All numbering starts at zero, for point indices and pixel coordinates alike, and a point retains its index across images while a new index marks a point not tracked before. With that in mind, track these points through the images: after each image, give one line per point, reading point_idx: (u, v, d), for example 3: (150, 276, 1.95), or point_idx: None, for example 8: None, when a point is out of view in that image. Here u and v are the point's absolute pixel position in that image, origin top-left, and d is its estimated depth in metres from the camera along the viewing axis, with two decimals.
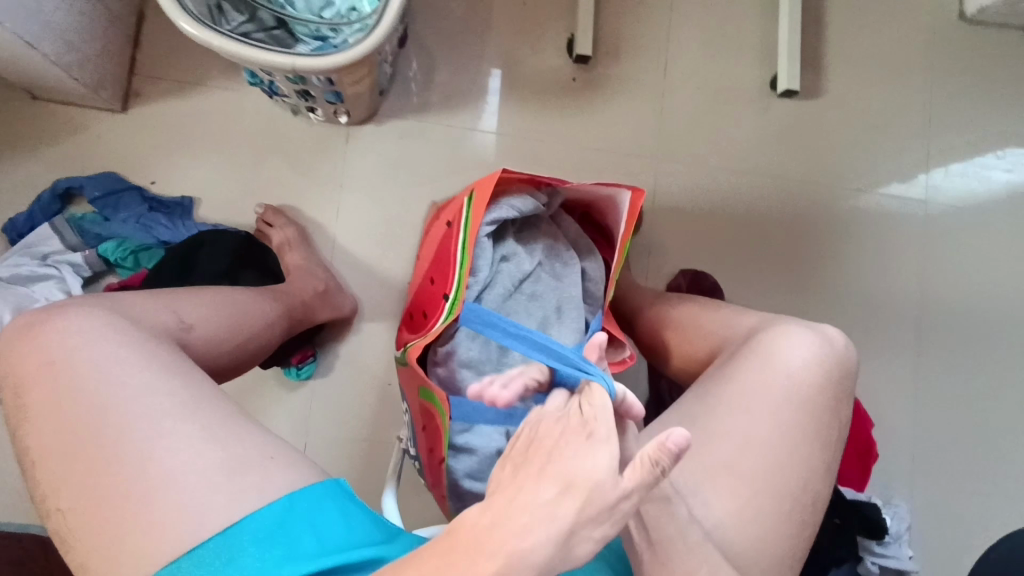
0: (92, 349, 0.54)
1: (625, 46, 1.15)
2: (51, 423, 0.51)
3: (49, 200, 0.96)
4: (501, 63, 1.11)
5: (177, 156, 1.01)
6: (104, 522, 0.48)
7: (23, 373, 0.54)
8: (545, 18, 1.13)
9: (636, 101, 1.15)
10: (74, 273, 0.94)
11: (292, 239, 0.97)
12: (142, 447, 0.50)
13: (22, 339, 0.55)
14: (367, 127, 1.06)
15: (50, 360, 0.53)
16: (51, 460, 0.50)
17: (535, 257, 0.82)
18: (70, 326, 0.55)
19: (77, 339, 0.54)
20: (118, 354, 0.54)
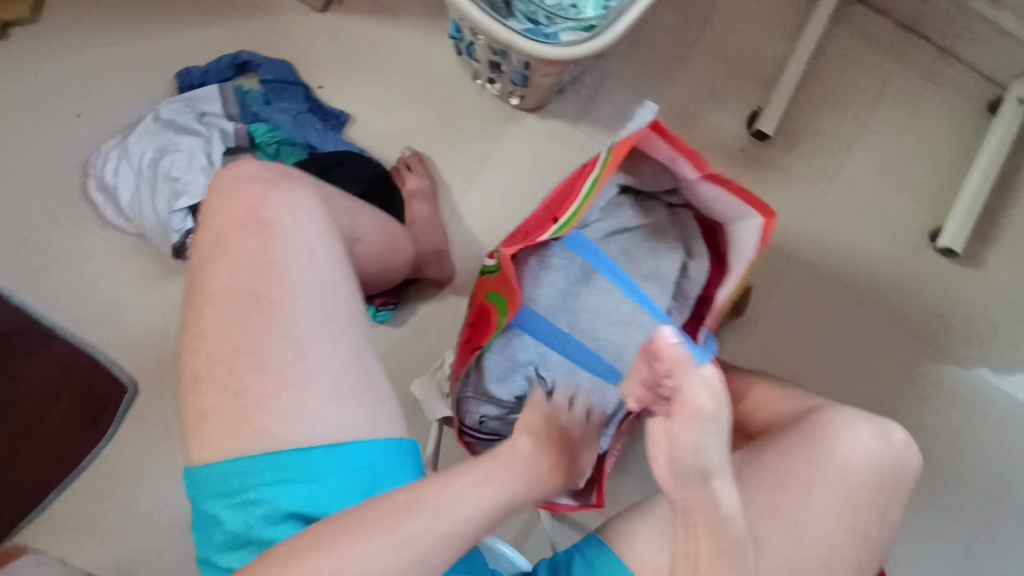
0: (288, 223, 0.62)
1: (803, 140, 1.11)
2: (230, 281, 0.59)
3: (226, 65, 0.99)
4: (678, 108, 1.09)
5: (351, 72, 1.04)
6: (247, 386, 0.56)
7: (220, 217, 0.62)
8: (739, 82, 1.10)
9: (790, 196, 1.11)
10: (220, 139, 0.97)
11: (420, 190, 0.97)
12: (295, 330, 0.57)
13: (242, 186, 0.63)
14: (531, 116, 1.06)
15: (251, 217, 0.61)
16: (221, 311, 0.58)
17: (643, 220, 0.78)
18: (271, 193, 0.63)
19: (276, 209, 0.62)
20: (305, 244, 0.61)
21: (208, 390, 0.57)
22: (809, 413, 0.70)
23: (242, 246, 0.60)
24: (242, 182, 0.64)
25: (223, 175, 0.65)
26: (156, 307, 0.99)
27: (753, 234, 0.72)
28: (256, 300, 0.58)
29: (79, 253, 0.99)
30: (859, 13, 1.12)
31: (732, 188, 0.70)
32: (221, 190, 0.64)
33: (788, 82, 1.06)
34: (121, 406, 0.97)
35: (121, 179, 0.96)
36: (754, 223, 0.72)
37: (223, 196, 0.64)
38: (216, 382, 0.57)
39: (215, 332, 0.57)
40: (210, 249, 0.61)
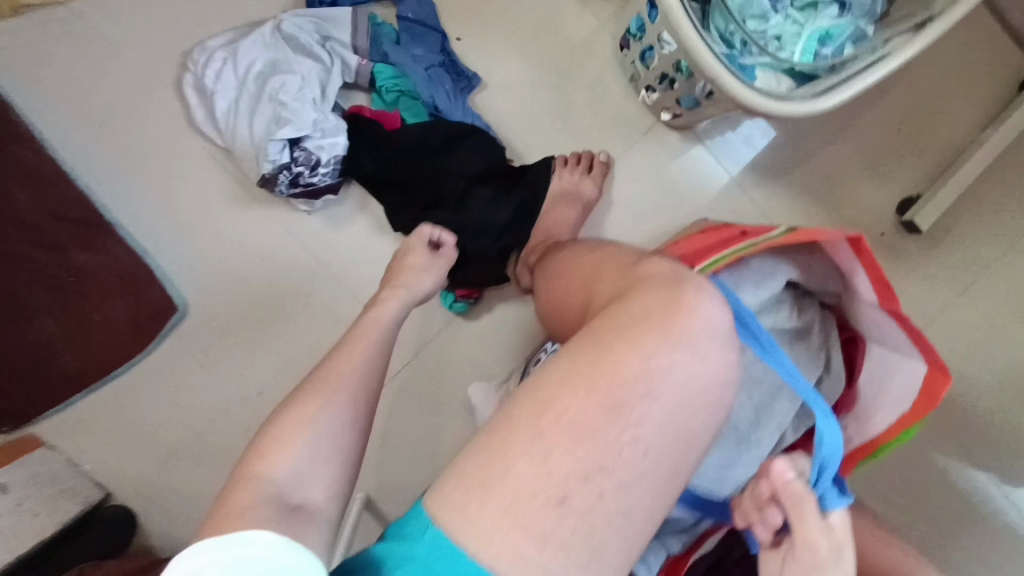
0: (706, 340, 0.46)
1: (951, 242, 1.01)
2: (610, 369, 0.44)
3: None
4: (828, 170, 0.99)
5: (498, 36, 0.93)
6: (544, 485, 0.42)
7: (633, 297, 0.48)
8: (903, 158, 0.99)
9: (920, 296, 1.00)
10: (340, 72, 0.87)
11: (575, 195, 0.89)
12: (630, 458, 0.43)
13: (692, 285, 0.48)
14: (673, 136, 0.96)
15: (671, 315, 0.46)
16: (587, 393, 0.43)
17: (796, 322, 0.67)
18: (707, 299, 0.48)
19: (709, 322, 0.46)
20: (705, 381, 0.45)
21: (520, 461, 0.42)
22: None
23: (641, 335, 0.45)
24: (669, 277, 0.50)
25: (650, 265, 0.52)
26: (228, 231, 0.92)
27: (911, 377, 0.65)
28: (621, 405, 0.43)
29: (161, 153, 0.90)
30: None
31: (908, 327, 0.62)
32: (643, 276, 0.51)
33: (962, 177, 0.95)
34: (167, 325, 0.91)
35: (222, 84, 0.85)
36: (916, 367, 0.65)
37: (645, 278, 0.50)
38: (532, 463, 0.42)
39: (561, 407, 0.43)
40: (606, 322, 0.46)
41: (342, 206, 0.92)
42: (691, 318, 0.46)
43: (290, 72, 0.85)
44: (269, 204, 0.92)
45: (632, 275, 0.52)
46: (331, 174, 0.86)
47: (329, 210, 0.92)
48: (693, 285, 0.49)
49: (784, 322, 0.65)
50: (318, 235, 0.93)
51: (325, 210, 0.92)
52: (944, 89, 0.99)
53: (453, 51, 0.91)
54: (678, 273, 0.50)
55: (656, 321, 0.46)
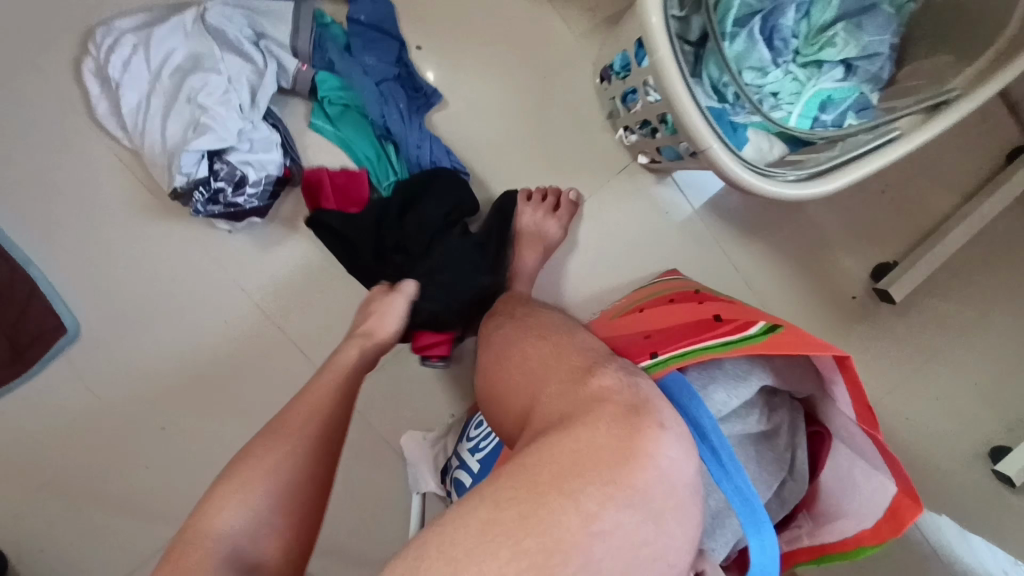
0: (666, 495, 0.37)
1: (922, 311, 0.97)
2: (538, 534, 0.33)
3: None
4: (805, 228, 0.93)
5: (465, 48, 0.81)
6: None
7: (577, 429, 0.38)
8: (884, 222, 0.94)
9: (885, 367, 0.96)
10: (275, 75, 0.74)
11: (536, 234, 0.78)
12: None
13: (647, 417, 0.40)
14: (648, 178, 0.87)
15: (626, 463, 0.37)
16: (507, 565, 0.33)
17: (762, 424, 0.60)
18: (669, 440, 0.39)
19: (667, 478, 0.37)
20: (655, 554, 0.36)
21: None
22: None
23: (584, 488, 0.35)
24: (624, 400, 0.41)
25: (600, 377, 0.43)
26: (132, 245, 0.78)
27: (878, 493, 0.58)
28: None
29: (52, 146, 0.76)
30: None
31: (881, 446, 0.55)
32: (592, 395, 0.41)
33: (943, 249, 0.89)
34: (49, 351, 0.77)
35: (129, 76, 0.72)
36: (884, 484, 0.57)
37: (595, 397, 0.41)
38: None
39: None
40: (541, 462, 0.36)
41: (271, 226, 0.81)
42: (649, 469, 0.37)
43: (213, 68, 0.72)
44: (184, 217, 0.78)
45: (579, 388, 0.42)
46: (259, 196, 0.74)
47: (254, 230, 0.80)
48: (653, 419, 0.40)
49: (749, 425, 0.58)
50: (241, 256, 0.80)
51: (250, 230, 0.80)
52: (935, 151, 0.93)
53: (411, 63, 0.79)
54: (636, 398, 0.41)
55: (603, 466, 0.36)
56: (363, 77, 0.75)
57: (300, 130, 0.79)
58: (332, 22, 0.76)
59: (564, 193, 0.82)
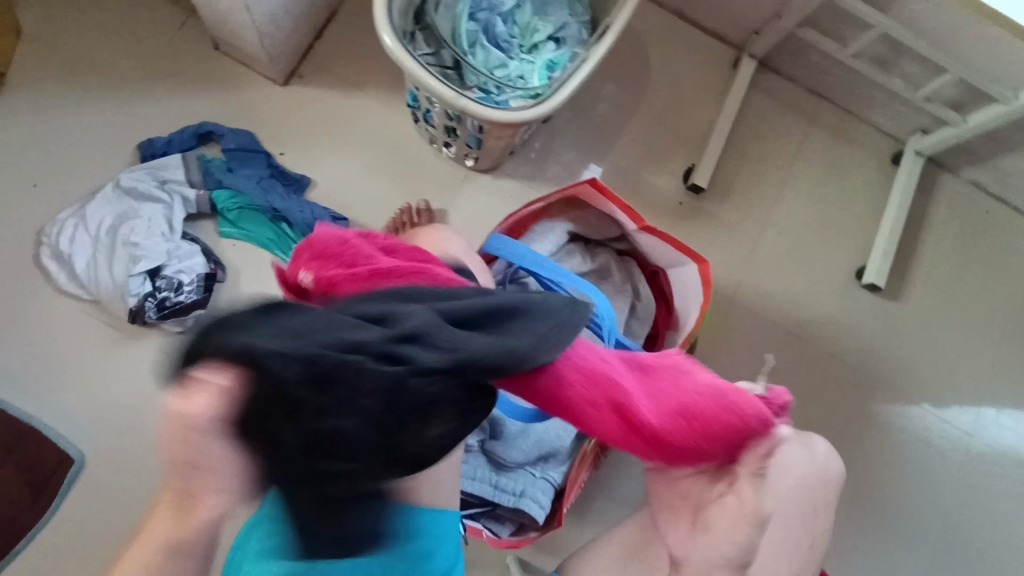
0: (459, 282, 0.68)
1: (736, 192, 1.22)
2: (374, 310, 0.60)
3: (189, 135, 1.03)
4: (618, 167, 1.19)
5: (315, 140, 1.09)
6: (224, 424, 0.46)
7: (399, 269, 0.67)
8: (673, 140, 1.21)
9: (729, 241, 1.21)
10: (182, 205, 0.99)
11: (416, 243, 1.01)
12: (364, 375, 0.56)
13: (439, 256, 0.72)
14: (485, 176, 1.14)
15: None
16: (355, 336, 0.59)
17: (591, 266, 0.81)
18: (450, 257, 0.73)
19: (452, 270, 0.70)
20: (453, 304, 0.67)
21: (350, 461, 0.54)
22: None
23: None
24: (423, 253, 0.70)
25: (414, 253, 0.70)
26: (109, 373, 0.97)
27: (691, 277, 0.78)
28: None
29: (30, 322, 0.97)
30: (775, 79, 1.26)
31: (664, 238, 0.76)
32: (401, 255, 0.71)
33: (716, 141, 1.18)
34: (66, 480, 0.92)
35: (77, 246, 0.96)
36: (691, 270, 0.78)
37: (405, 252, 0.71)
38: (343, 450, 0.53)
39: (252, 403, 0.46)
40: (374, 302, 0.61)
41: None
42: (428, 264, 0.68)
43: (135, 217, 0.97)
44: (145, 336, 0.98)
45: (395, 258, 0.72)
46: (196, 290, 0.96)
47: None
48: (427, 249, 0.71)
49: (579, 266, 0.80)
50: None
51: None
52: (681, 81, 1.23)
53: (278, 164, 1.06)
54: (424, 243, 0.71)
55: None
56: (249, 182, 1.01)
57: (212, 238, 1.02)
58: (213, 157, 1.03)
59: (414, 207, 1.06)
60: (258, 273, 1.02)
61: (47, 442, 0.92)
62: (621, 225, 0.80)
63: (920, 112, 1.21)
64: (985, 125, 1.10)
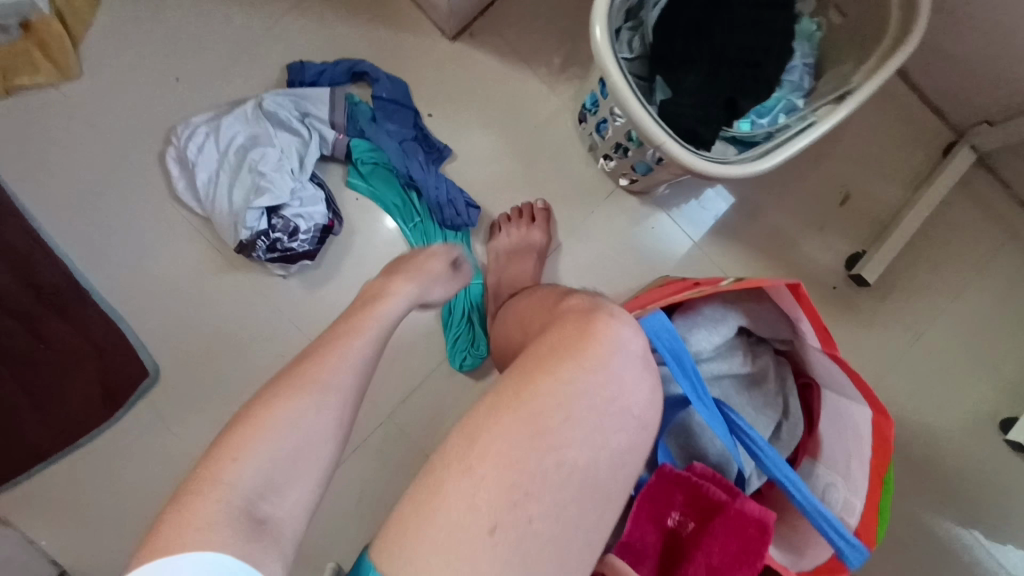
0: (625, 388, 0.52)
1: (897, 293, 1.07)
2: (537, 405, 0.49)
3: (341, 72, 0.94)
4: (777, 229, 1.06)
5: (467, 110, 0.99)
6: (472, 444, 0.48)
7: (552, 329, 0.54)
8: (847, 217, 1.06)
9: (873, 346, 1.06)
10: (318, 145, 0.92)
11: (528, 244, 0.95)
12: (543, 447, 0.48)
13: (597, 318, 0.54)
14: (631, 200, 1.02)
15: (584, 350, 0.51)
16: (512, 428, 0.48)
17: (748, 367, 0.70)
18: (618, 323, 0.54)
19: (626, 347, 0.54)
20: (637, 380, 0.53)
21: (330, 412, 0.54)
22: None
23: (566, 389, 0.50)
24: (583, 308, 0.56)
25: (569, 299, 0.58)
26: (201, 296, 0.92)
27: (859, 418, 0.67)
28: (549, 430, 0.49)
29: (137, 220, 0.92)
30: (983, 179, 1.09)
31: (848, 372, 0.64)
32: (562, 310, 0.57)
33: (900, 232, 1.02)
34: (134, 392, 0.89)
35: (203, 157, 0.90)
36: (862, 410, 0.67)
37: (563, 313, 0.56)
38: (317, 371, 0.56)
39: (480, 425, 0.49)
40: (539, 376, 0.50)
41: (320, 269, 0.94)
42: (607, 351, 0.52)
43: (268, 142, 0.90)
44: (244, 269, 0.93)
45: (554, 310, 0.58)
46: (310, 240, 0.90)
47: (306, 273, 0.94)
48: (607, 313, 0.55)
49: (738, 367, 0.69)
50: (292, 297, 0.93)
51: (302, 274, 0.94)
52: (876, 153, 1.08)
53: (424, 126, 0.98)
54: (593, 304, 0.56)
55: (570, 351, 0.52)
56: (391, 140, 0.93)
57: (337, 186, 0.95)
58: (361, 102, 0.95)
59: (533, 205, 0.99)
60: (374, 235, 0.95)
61: (126, 349, 0.89)
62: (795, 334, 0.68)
63: None
64: None
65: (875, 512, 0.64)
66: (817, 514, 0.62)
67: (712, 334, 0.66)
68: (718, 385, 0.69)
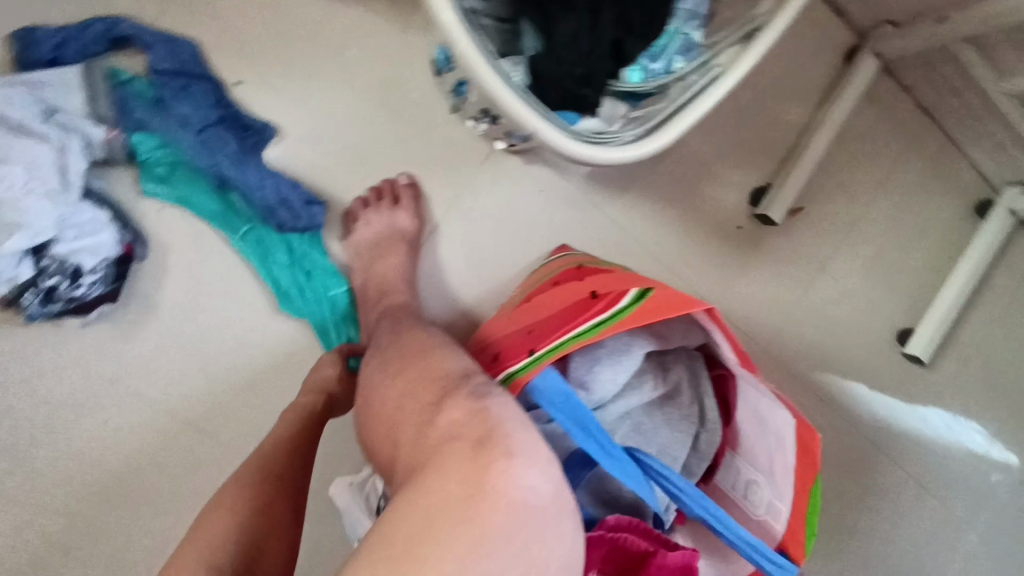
0: (535, 566, 0.41)
1: (801, 222, 1.01)
2: None
3: (95, 37, 0.73)
4: (677, 170, 0.94)
5: (290, 73, 0.77)
6: None
7: (431, 477, 0.42)
8: (750, 146, 0.96)
9: (780, 282, 1.02)
10: (81, 150, 0.69)
11: (395, 233, 0.77)
12: None
13: (491, 469, 0.42)
14: (512, 159, 0.86)
15: (474, 517, 0.40)
16: None
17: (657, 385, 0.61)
18: (520, 469, 0.43)
19: (530, 504, 0.42)
20: (548, 549, 0.42)
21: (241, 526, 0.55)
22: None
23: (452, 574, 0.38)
24: (474, 441, 0.43)
25: (449, 412, 0.45)
26: None
27: (779, 421, 0.61)
28: None
29: None
30: (880, 85, 1.01)
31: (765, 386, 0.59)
32: (442, 434, 0.45)
33: (805, 159, 0.93)
34: None
35: None
36: (784, 416, 0.60)
37: (447, 445, 0.44)
38: (238, 494, 0.58)
39: None
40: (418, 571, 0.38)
41: (128, 308, 0.74)
42: (503, 516, 0.41)
43: None
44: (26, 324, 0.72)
45: (430, 431, 0.45)
46: (101, 281, 0.69)
47: (110, 318, 0.73)
48: (502, 449, 0.43)
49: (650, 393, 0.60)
50: (96, 346, 0.74)
51: (105, 318, 0.74)
52: (774, 68, 0.96)
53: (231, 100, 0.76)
54: (483, 425, 0.44)
55: (455, 525, 0.40)
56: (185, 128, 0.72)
57: (126, 195, 0.73)
58: (131, 71, 0.74)
59: (395, 181, 0.80)
60: (192, 254, 0.75)
61: None
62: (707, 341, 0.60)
63: None
64: None
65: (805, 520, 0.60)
66: (746, 546, 0.55)
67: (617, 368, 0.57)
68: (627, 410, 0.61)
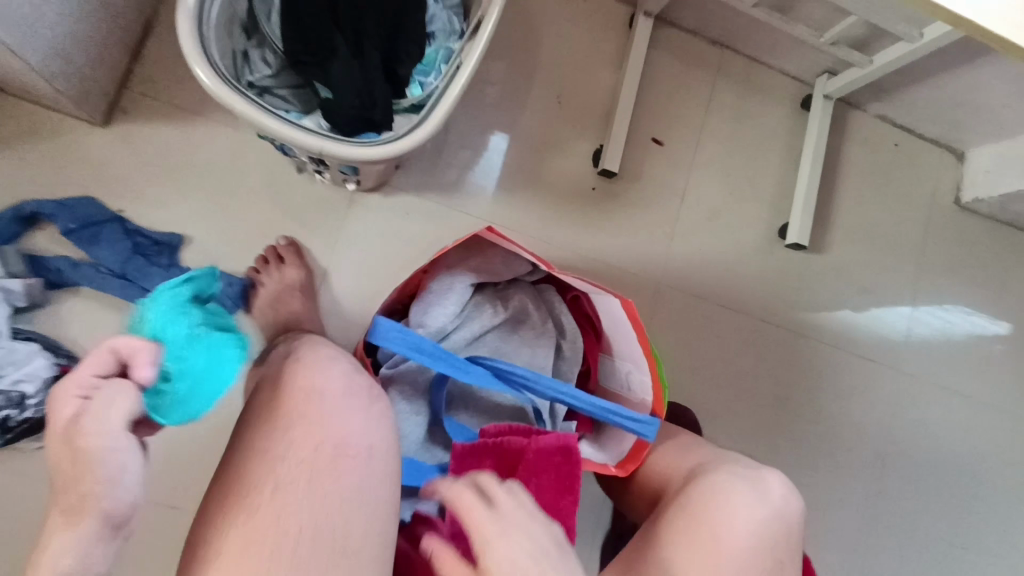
0: (330, 420, 0.58)
1: (648, 166, 1.14)
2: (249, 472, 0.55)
3: (9, 222, 0.84)
4: (522, 158, 1.08)
5: (162, 187, 0.92)
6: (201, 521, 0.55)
7: (259, 390, 0.63)
8: (576, 120, 1.10)
9: (650, 220, 1.14)
10: (5, 301, 0.81)
11: (287, 286, 0.89)
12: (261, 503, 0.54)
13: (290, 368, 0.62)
14: (373, 196, 1.00)
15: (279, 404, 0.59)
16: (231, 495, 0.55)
17: (503, 313, 0.71)
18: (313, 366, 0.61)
19: (323, 384, 0.60)
20: (343, 409, 0.59)
21: None
22: (692, 474, 0.66)
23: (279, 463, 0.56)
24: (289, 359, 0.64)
25: (276, 356, 0.67)
26: None
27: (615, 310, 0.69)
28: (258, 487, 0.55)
29: None
30: (671, 34, 1.16)
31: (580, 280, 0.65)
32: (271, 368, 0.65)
33: (622, 114, 1.08)
34: None
35: None
36: (614, 300, 0.69)
37: (272, 370, 0.64)
38: None
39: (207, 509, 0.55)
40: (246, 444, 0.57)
41: None
42: (299, 395, 0.59)
43: None
44: None
45: (264, 371, 0.66)
46: (46, 399, 0.80)
47: None
48: (299, 360, 0.63)
49: (492, 319, 0.71)
50: None
51: None
52: (574, 50, 1.11)
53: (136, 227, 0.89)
54: (291, 353, 0.65)
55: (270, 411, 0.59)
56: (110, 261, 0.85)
57: (54, 328, 0.85)
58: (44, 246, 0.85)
59: (277, 246, 0.93)
60: None
61: None
62: (529, 262, 0.70)
63: (823, 54, 1.15)
64: (891, 66, 1.05)
65: (658, 384, 0.69)
66: (607, 413, 0.66)
67: (449, 308, 0.67)
68: (486, 344, 0.71)
